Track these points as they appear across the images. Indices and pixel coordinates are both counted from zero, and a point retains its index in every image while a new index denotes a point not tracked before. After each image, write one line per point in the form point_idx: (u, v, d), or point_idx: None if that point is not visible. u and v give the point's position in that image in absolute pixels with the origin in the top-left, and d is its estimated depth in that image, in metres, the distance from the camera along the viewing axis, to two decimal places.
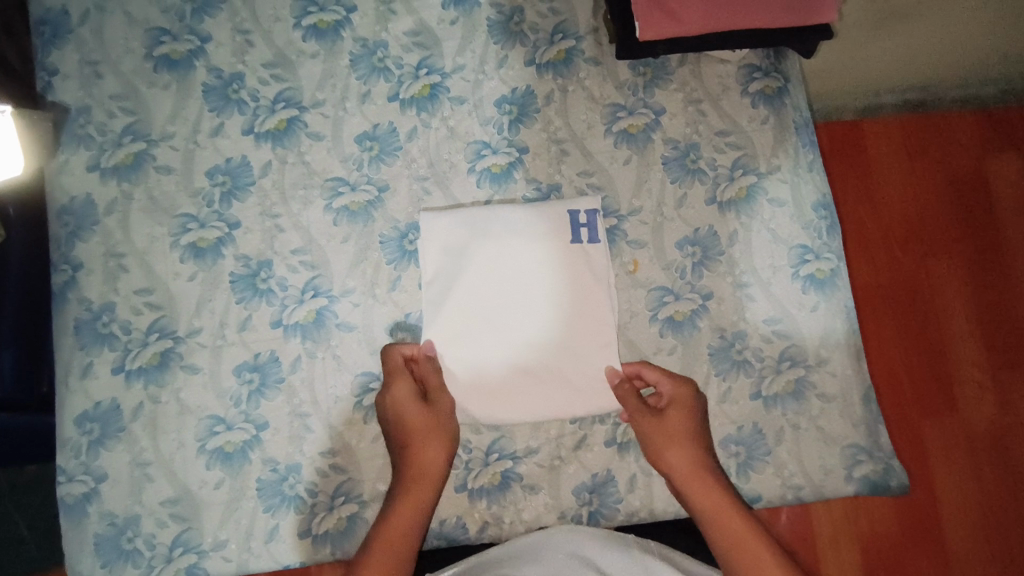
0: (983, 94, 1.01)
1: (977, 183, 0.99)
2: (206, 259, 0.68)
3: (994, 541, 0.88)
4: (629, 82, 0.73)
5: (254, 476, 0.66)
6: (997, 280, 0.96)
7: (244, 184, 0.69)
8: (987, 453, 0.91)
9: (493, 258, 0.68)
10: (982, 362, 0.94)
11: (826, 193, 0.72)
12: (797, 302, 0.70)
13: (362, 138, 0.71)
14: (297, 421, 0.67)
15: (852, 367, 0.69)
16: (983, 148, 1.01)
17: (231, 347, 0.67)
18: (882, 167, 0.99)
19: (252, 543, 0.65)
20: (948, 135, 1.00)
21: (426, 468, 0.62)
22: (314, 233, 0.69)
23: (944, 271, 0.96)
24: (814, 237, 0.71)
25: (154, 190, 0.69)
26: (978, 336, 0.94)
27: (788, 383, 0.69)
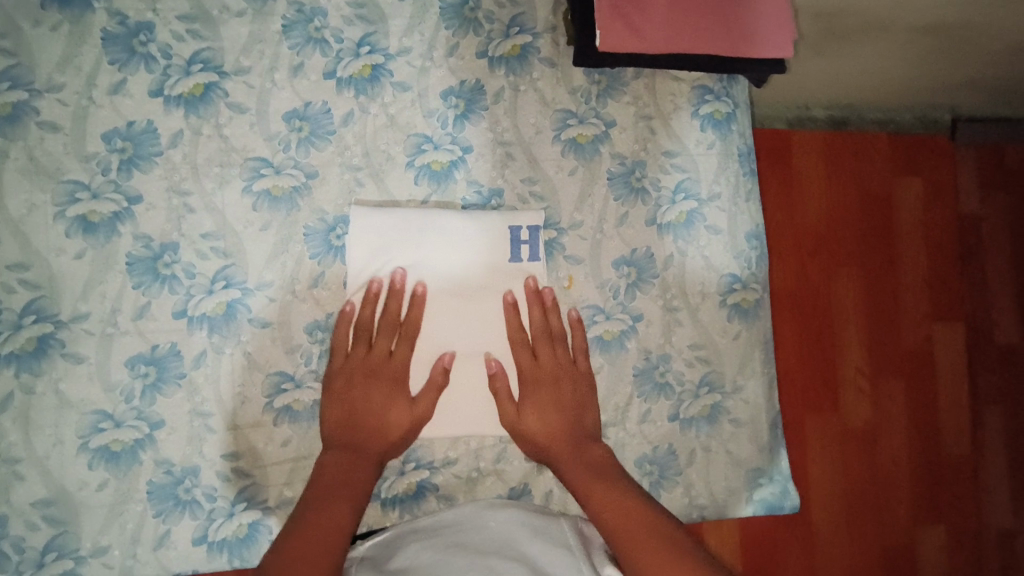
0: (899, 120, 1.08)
1: (884, 203, 1.06)
2: (98, 236, 0.60)
3: (851, 529, 1.00)
4: (582, 89, 0.70)
5: (144, 480, 0.60)
6: (887, 297, 1.05)
7: (148, 154, 0.61)
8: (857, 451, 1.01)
9: (452, 259, 0.65)
10: (866, 370, 1.03)
11: (759, 224, 0.73)
12: (721, 329, 0.71)
13: (290, 117, 0.64)
14: (197, 421, 0.61)
15: (763, 396, 0.72)
16: (895, 171, 1.07)
17: (124, 336, 0.60)
18: (803, 180, 1.04)
19: (139, 549, 0.60)
20: (867, 155, 1.06)
21: (361, 469, 0.57)
22: (228, 218, 0.62)
23: (843, 284, 1.03)
24: (744, 267, 0.72)
25: (36, 150, 0.60)
26: (866, 346, 1.03)
27: (704, 407, 0.71)
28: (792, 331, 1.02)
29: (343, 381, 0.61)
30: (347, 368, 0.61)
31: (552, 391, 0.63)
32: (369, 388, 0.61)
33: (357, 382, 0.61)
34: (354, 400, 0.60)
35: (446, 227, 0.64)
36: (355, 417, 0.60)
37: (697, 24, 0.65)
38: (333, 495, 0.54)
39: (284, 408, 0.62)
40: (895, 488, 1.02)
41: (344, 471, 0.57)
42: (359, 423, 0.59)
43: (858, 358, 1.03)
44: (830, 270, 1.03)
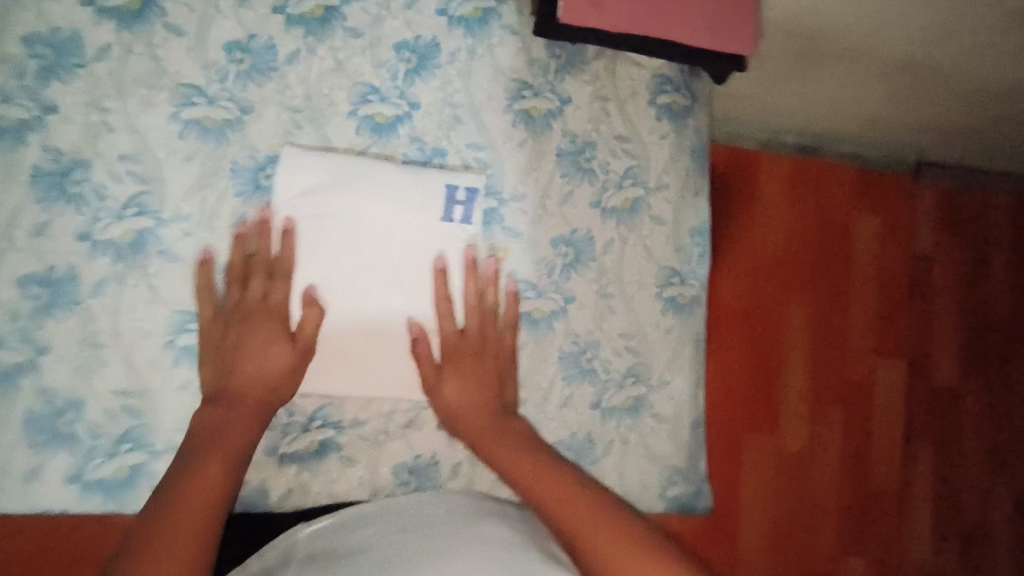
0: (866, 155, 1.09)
1: (840, 234, 1.08)
2: (3, 142, 0.56)
3: (771, 547, 1.01)
4: (541, 61, 0.69)
5: (22, 407, 0.56)
6: (833, 325, 1.06)
7: (71, 64, 0.58)
8: (788, 473, 1.02)
9: (364, 213, 0.62)
10: (806, 395, 1.04)
11: (703, 221, 0.73)
12: (654, 322, 0.70)
13: (231, 47, 0.61)
14: (88, 351, 0.58)
15: (689, 394, 0.71)
16: (853, 203, 1.09)
17: (19, 252, 0.56)
18: (765, 200, 1.05)
19: (6, 481, 0.56)
20: (829, 186, 1.08)
21: (243, 421, 0.54)
22: (150, 142, 0.59)
23: (793, 306, 1.04)
24: (684, 262, 0.72)
25: None
26: (807, 370, 1.04)
27: (628, 398, 0.69)
28: (739, 350, 1.02)
29: (218, 329, 0.58)
30: (228, 317, 0.58)
31: (477, 369, 0.62)
32: (251, 330, 0.57)
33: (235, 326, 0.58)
34: (227, 351, 0.57)
35: (378, 185, 0.63)
36: (233, 370, 0.56)
37: (661, 8, 0.64)
38: (211, 448, 0.51)
39: (186, 347, 0.59)
40: (819, 512, 1.03)
41: (224, 421, 0.54)
42: (231, 374, 0.56)
43: (797, 383, 1.03)
44: (779, 293, 1.04)
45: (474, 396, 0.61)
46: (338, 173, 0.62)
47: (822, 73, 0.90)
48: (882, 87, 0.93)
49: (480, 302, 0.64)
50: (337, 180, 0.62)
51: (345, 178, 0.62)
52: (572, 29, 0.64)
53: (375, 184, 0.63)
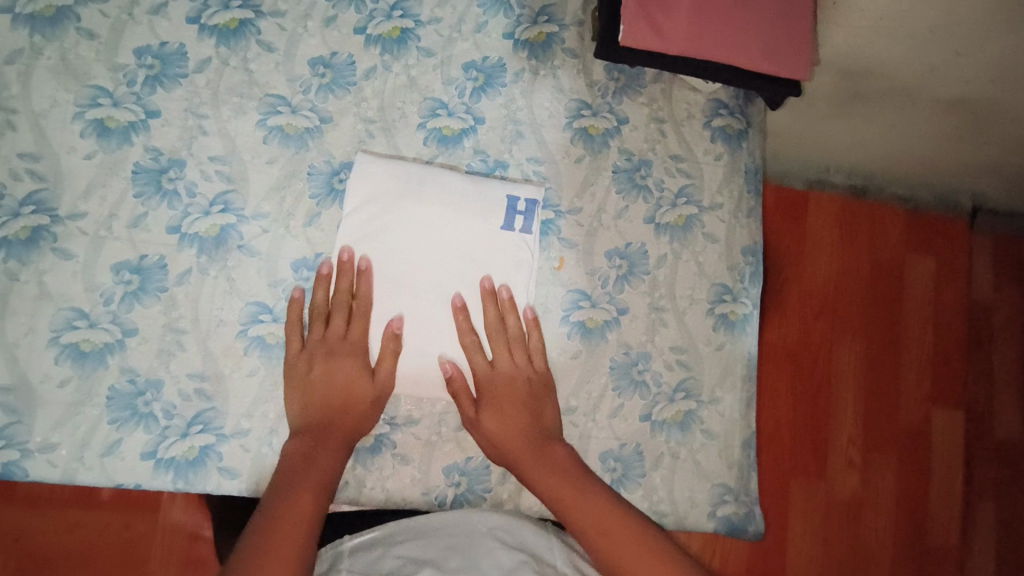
0: (920, 197, 1.05)
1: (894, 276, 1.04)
2: (110, 142, 0.62)
3: None
4: (600, 83, 0.72)
5: (107, 385, 0.60)
6: (890, 370, 1.03)
7: (174, 74, 0.64)
8: (839, 521, 0.99)
9: (442, 226, 0.66)
10: (857, 441, 1.00)
11: (756, 241, 0.74)
12: (706, 337, 0.71)
13: (315, 63, 0.67)
14: (170, 336, 0.62)
15: (740, 412, 0.71)
16: (908, 246, 1.05)
17: (115, 242, 0.61)
18: (814, 240, 1.03)
19: (86, 453, 0.59)
20: (883, 227, 1.04)
21: (330, 452, 0.57)
22: (238, 146, 0.64)
23: (843, 349, 1.01)
24: (736, 280, 0.72)
25: (69, 53, 0.62)
26: (858, 415, 1.01)
27: (678, 412, 0.69)
28: (790, 391, 1.00)
29: (300, 359, 0.61)
30: (306, 350, 0.61)
31: (507, 391, 0.63)
32: (327, 363, 0.61)
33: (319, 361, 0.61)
34: (313, 377, 0.60)
35: (439, 196, 0.66)
36: (323, 397, 0.60)
37: (720, 34, 0.67)
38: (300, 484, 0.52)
39: (257, 338, 0.63)
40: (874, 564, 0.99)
41: (317, 452, 0.56)
42: (322, 402, 0.60)
43: (851, 428, 1.00)
44: (832, 334, 1.02)
45: (512, 418, 0.62)
46: (417, 187, 0.66)
47: (873, 113, 0.96)
48: (930, 133, 0.98)
49: (503, 329, 0.65)
50: (410, 193, 0.65)
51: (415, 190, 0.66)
52: (633, 53, 0.68)
53: (441, 196, 0.66)
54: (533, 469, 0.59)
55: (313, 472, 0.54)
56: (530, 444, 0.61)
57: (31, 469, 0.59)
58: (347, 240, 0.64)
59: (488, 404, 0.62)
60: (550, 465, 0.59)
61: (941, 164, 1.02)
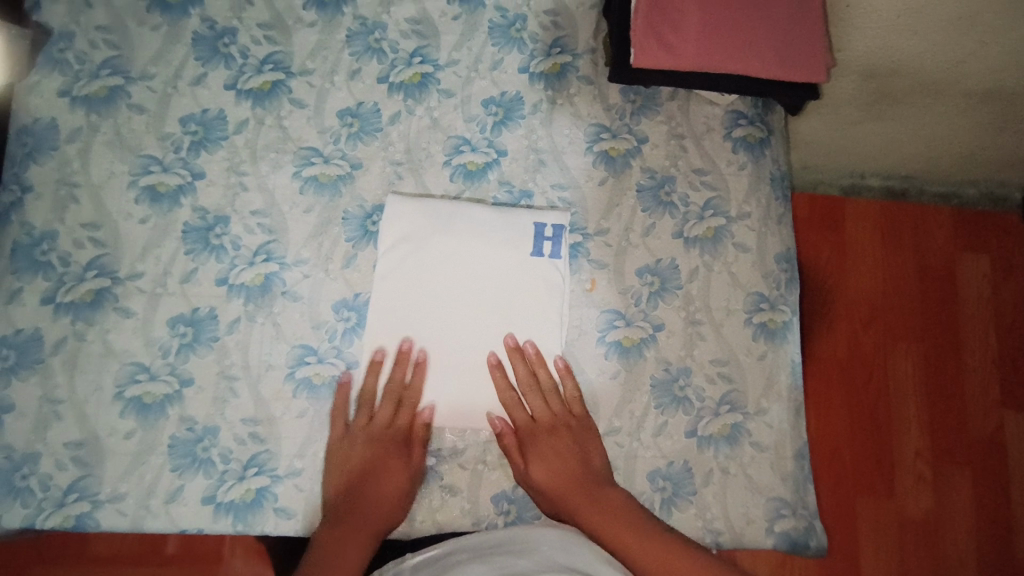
0: (964, 194, 1.05)
1: (943, 278, 1.03)
2: (162, 205, 0.67)
3: None
4: (617, 106, 0.73)
5: (168, 433, 0.63)
6: (951, 377, 0.99)
7: (216, 137, 0.68)
8: (915, 539, 0.93)
9: (483, 277, 0.68)
10: (926, 451, 0.96)
11: (790, 247, 0.73)
12: (746, 348, 0.70)
13: (343, 114, 0.70)
14: (223, 383, 0.65)
15: (789, 422, 0.69)
16: (955, 246, 1.04)
17: (169, 298, 0.65)
18: (855, 247, 1.03)
19: (152, 501, 0.62)
20: (926, 230, 1.05)
21: (361, 543, 0.58)
22: (277, 198, 0.68)
23: (898, 354, 0.99)
24: (772, 288, 0.71)
25: (122, 127, 0.68)
26: (923, 423, 0.97)
27: (724, 426, 0.68)
28: (844, 405, 0.97)
29: (339, 444, 0.64)
30: (348, 434, 0.64)
31: (548, 439, 0.64)
32: (375, 451, 0.63)
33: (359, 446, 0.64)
34: (356, 468, 0.63)
35: (463, 235, 0.68)
36: (364, 483, 0.62)
37: (731, 43, 0.68)
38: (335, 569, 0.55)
39: (304, 379, 0.66)
40: None
41: (358, 528, 0.59)
42: (359, 488, 0.62)
43: (915, 437, 0.96)
44: (882, 345, 1.00)
45: (560, 461, 0.63)
46: (439, 228, 0.68)
47: (901, 112, 0.92)
48: (968, 123, 0.93)
49: (537, 384, 0.66)
50: (439, 231, 0.68)
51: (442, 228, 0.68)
52: (646, 72, 0.69)
53: (463, 234, 0.68)
54: (586, 507, 0.61)
55: (350, 553, 0.57)
56: (578, 487, 0.62)
57: (102, 519, 0.61)
58: (380, 282, 0.67)
59: (535, 456, 0.64)
60: (597, 506, 0.60)
61: (985, 148, 0.97)
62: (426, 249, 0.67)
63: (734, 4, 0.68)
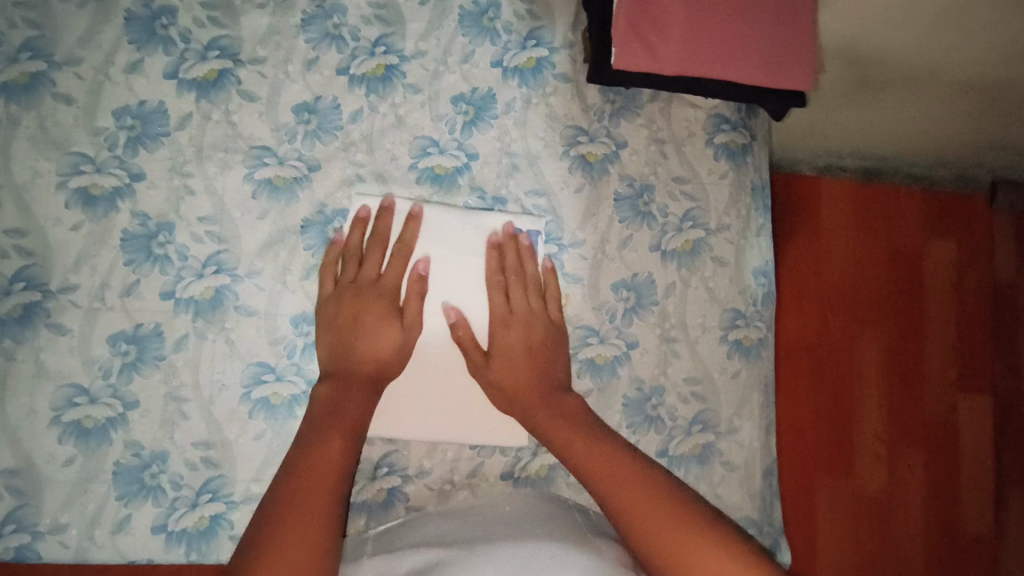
0: (939, 175, 0.99)
1: (913, 260, 0.98)
2: (96, 210, 0.60)
3: None
4: (596, 107, 0.69)
5: (112, 460, 0.59)
6: (911, 357, 0.97)
7: (156, 134, 0.62)
8: (869, 521, 0.95)
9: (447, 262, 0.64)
10: (883, 434, 0.96)
11: (768, 260, 0.71)
12: (720, 366, 0.68)
13: (299, 110, 0.64)
14: (172, 405, 0.61)
15: (759, 439, 0.69)
16: (928, 227, 0.98)
17: (109, 313, 0.60)
18: (830, 231, 0.95)
19: (97, 531, 0.59)
20: (902, 208, 0.97)
21: (356, 397, 0.55)
22: (227, 204, 0.63)
23: (865, 341, 0.96)
24: (748, 303, 0.70)
25: (48, 120, 0.60)
26: (882, 409, 0.96)
27: (695, 445, 0.67)
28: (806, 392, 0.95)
29: (334, 307, 0.60)
30: (338, 298, 0.60)
31: (523, 333, 0.61)
32: (359, 308, 0.59)
33: (348, 305, 0.60)
34: (345, 324, 0.59)
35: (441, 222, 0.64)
36: (352, 349, 0.58)
37: (717, 47, 0.63)
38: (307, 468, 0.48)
39: (261, 400, 0.62)
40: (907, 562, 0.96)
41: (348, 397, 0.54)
42: (358, 339, 0.58)
43: (874, 422, 0.96)
44: (850, 327, 0.96)
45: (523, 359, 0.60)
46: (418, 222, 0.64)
47: (885, 95, 0.93)
48: (950, 107, 0.95)
49: (521, 274, 0.64)
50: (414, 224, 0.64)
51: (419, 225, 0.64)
52: (627, 73, 0.65)
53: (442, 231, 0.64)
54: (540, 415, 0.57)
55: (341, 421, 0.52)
56: (536, 388, 0.59)
57: (42, 550, 0.58)
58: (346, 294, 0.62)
59: (500, 352, 0.61)
60: (558, 413, 0.56)
61: (965, 135, 0.97)
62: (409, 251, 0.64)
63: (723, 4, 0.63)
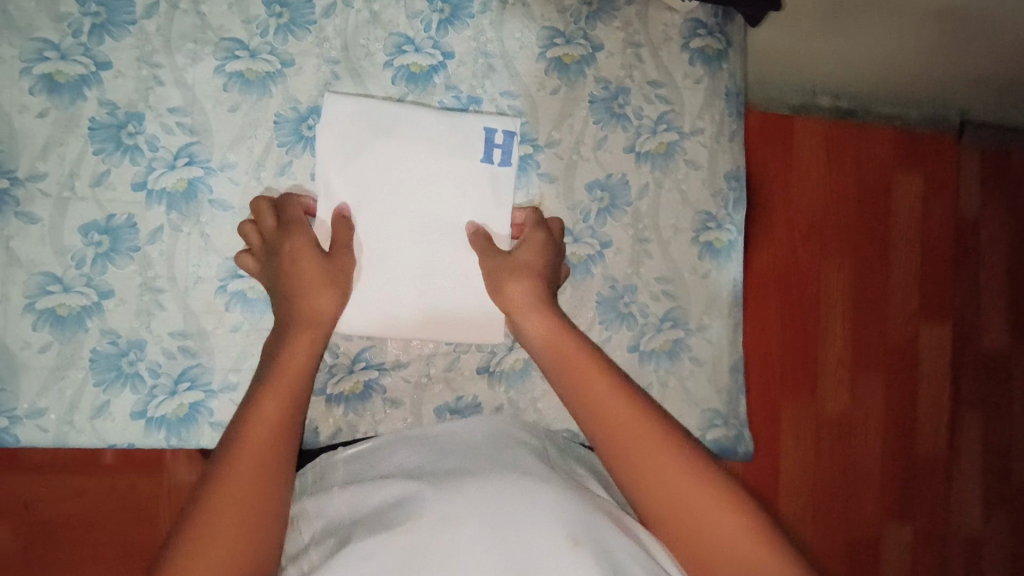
0: (908, 115, 1.00)
1: (881, 192, 0.99)
2: (62, 97, 0.59)
3: (814, 513, 0.99)
4: (573, 8, 0.69)
5: (88, 347, 0.60)
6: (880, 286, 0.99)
7: (122, 21, 0.60)
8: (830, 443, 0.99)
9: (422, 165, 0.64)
10: (846, 360, 0.99)
11: (740, 165, 0.72)
12: (691, 267, 0.70)
13: (270, 1, 0.63)
14: (147, 295, 0.61)
15: (727, 337, 0.71)
16: (895, 160, 0.99)
17: (79, 203, 0.60)
18: (801, 161, 0.97)
19: (76, 416, 0.60)
20: (870, 141, 0.98)
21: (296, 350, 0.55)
22: (197, 95, 0.62)
23: (832, 271, 0.98)
24: (720, 207, 0.71)
25: (6, 3, 0.59)
26: (846, 336, 0.99)
27: (665, 341, 0.69)
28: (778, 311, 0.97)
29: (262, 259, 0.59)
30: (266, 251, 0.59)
31: (538, 248, 0.62)
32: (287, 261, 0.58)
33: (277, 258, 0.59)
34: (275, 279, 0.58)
35: (410, 141, 0.64)
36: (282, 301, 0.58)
37: None
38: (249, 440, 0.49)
39: (237, 293, 0.62)
40: (865, 478, 1.01)
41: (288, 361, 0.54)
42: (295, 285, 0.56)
43: (839, 348, 0.99)
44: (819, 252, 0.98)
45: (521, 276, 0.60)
46: (378, 132, 0.63)
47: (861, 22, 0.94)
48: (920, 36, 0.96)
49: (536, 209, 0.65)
50: (382, 133, 0.63)
51: (385, 130, 0.63)
52: None
53: (408, 148, 0.64)
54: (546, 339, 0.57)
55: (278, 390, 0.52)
56: (534, 307, 0.59)
57: (22, 434, 0.59)
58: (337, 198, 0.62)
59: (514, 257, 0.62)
60: (559, 331, 0.57)
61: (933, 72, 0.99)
62: (374, 167, 0.63)
63: None
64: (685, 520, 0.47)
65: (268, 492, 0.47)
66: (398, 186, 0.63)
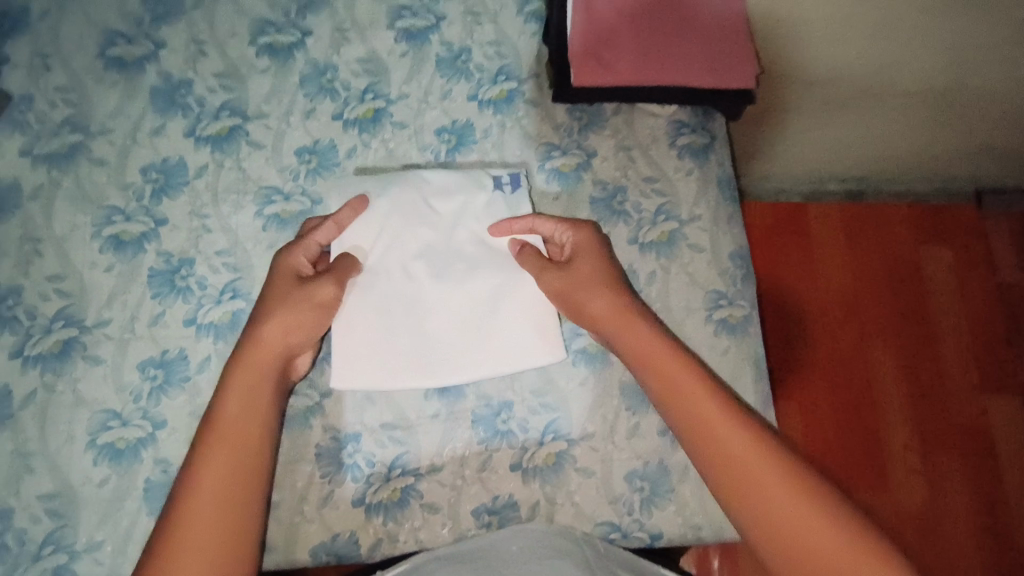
0: (918, 188, 1.33)
1: (912, 271, 1.30)
2: (126, 252, 0.68)
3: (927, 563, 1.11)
4: (565, 125, 0.77)
5: (142, 477, 0.63)
6: (931, 367, 1.24)
7: (177, 183, 0.70)
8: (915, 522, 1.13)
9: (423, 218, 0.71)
10: (909, 407, 1.21)
11: (742, 244, 0.76)
12: (710, 344, 0.72)
13: (301, 151, 0.73)
14: (196, 422, 0.65)
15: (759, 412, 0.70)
16: (917, 242, 1.32)
17: (138, 342, 0.66)
18: (820, 248, 1.32)
19: (128, 547, 0.62)
20: (890, 223, 1.33)
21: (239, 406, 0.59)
22: (240, 237, 0.70)
23: (874, 338, 1.26)
24: (729, 284, 0.74)
25: (84, 180, 0.70)
26: (909, 385, 1.23)
27: None
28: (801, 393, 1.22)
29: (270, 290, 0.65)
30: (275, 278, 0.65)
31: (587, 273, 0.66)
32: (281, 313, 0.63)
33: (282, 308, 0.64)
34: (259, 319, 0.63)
35: (406, 192, 0.71)
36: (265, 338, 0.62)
37: (662, 57, 0.74)
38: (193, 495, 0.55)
39: None
40: (956, 533, 1.13)
41: (242, 367, 0.61)
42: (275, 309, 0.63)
43: (899, 400, 1.21)
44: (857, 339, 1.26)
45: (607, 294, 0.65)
46: (381, 191, 0.71)
47: (850, 113, 1.15)
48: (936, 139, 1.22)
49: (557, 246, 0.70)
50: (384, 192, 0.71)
51: (382, 193, 0.71)
52: (588, 91, 0.74)
53: (419, 196, 0.72)
54: (633, 343, 0.63)
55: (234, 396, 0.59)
56: (621, 317, 0.65)
57: (78, 570, 0.61)
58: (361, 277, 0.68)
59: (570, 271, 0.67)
60: (645, 336, 0.63)
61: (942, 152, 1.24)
62: (380, 225, 0.70)
63: (661, 24, 0.74)
64: (762, 499, 0.53)
65: (237, 503, 0.55)
66: (416, 248, 0.70)
